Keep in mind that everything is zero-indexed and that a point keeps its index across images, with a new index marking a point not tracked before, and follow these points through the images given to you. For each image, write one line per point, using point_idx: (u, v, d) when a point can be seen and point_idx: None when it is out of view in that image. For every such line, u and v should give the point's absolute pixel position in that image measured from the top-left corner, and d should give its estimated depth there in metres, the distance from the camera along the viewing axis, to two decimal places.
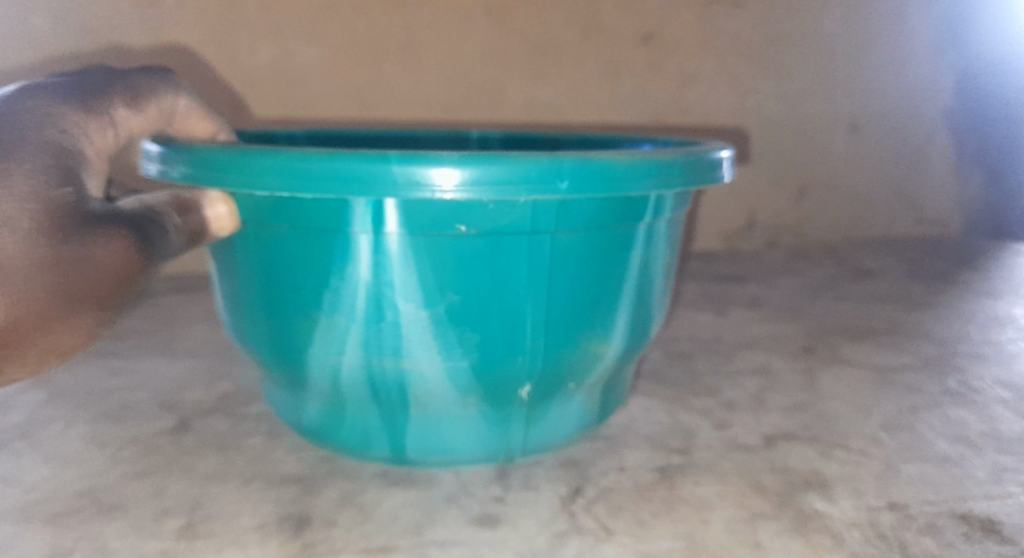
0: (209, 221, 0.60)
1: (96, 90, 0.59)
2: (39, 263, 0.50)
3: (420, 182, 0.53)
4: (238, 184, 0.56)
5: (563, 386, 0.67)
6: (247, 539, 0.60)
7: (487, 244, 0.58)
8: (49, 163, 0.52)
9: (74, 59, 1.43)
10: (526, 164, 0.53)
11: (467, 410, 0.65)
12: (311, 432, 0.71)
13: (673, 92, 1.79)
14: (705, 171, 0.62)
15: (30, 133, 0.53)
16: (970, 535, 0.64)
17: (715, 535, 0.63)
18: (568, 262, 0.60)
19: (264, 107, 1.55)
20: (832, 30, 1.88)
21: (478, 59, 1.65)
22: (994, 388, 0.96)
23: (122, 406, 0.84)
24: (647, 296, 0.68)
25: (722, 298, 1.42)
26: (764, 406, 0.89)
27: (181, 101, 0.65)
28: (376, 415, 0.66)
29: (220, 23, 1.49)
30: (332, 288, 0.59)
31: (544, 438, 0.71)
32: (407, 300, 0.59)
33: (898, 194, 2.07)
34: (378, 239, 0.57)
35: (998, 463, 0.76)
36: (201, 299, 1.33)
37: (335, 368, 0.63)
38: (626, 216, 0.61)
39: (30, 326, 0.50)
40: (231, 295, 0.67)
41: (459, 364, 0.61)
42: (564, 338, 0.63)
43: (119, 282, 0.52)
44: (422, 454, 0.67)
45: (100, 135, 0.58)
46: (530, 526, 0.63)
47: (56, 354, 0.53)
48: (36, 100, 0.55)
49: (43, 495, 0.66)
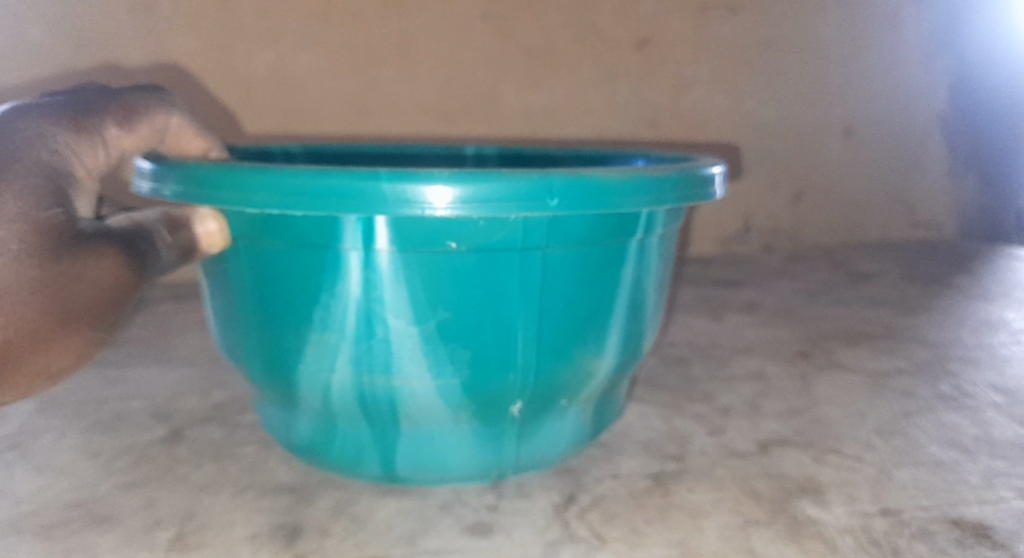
0: (199, 238, 0.60)
1: (88, 109, 0.59)
2: (30, 284, 0.50)
3: (411, 199, 0.53)
4: (230, 202, 0.56)
5: (555, 401, 0.67)
6: (240, 549, 0.60)
7: (477, 261, 0.58)
8: (40, 184, 0.52)
9: (70, 68, 1.43)
10: (516, 181, 0.53)
11: (459, 427, 0.65)
12: (303, 449, 0.70)
13: (668, 96, 1.79)
14: (698, 187, 0.62)
15: (20, 154, 0.53)
16: (962, 540, 0.64)
17: (708, 542, 0.63)
18: (560, 278, 0.60)
19: (260, 114, 1.55)
20: (827, 35, 1.88)
21: (473, 66, 1.65)
22: (989, 392, 0.97)
23: (116, 416, 0.84)
24: (640, 311, 0.68)
25: (718, 303, 1.42)
26: (758, 411, 0.89)
27: (174, 118, 0.64)
28: (367, 431, 0.66)
29: (215, 32, 1.49)
30: (323, 305, 0.59)
31: (538, 455, 0.70)
32: (398, 316, 0.59)
33: (894, 197, 2.07)
34: (369, 256, 0.57)
35: (991, 468, 0.76)
36: (197, 308, 1.33)
37: (326, 384, 0.63)
38: (618, 232, 0.61)
39: (20, 347, 0.51)
40: (223, 311, 0.67)
41: (450, 381, 0.61)
42: (557, 354, 0.63)
43: (112, 300, 0.53)
44: (413, 472, 0.67)
45: (92, 155, 0.58)
46: (523, 534, 0.63)
47: (49, 375, 0.53)
48: (28, 121, 0.55)
49: (35, 507, 0.66)
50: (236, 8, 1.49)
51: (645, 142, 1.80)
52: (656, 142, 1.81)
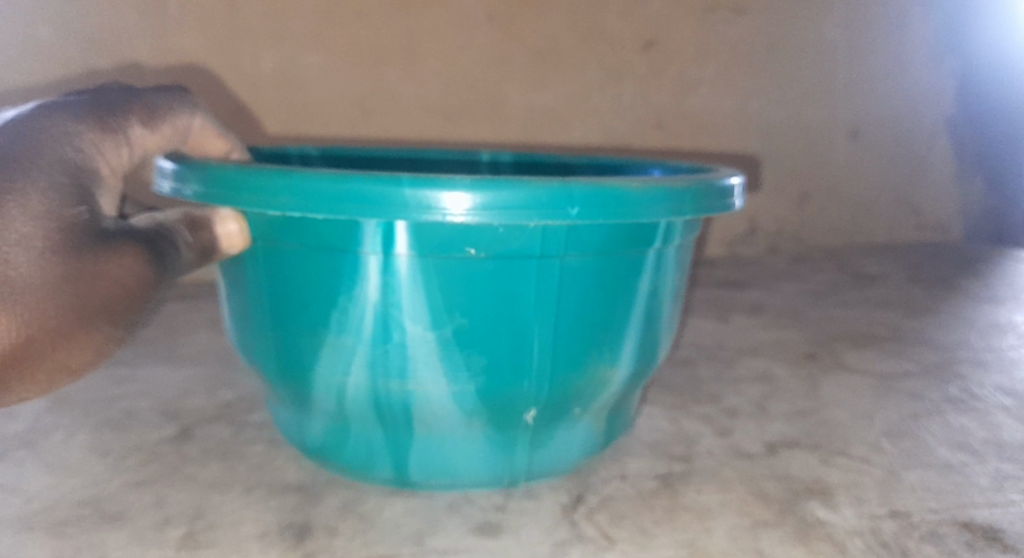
0: (220, 238, 0.60)
1: (113, 107, 0.58)
2: (52, 279, 0.49)
3: (430, 205, 0.53)
4: (250, 204, 0.56)
5: (568, 410, 0.66)
6: (248, 548, 0.60)
7: (495, 267, 0.57)
8: (64, 182, 0.52)
9: (76, 67, 1.43)
10: (536, 190, 0.53)
11: (472, 434, 0.64)
12: (314, 452, 0.70)
13: (674, 97, 1.79)
14: (717, 199, 0.62)
15: (45, 151, 0.52)
16: (972, 544, 0.63)
17: (716, 543, 0.63)
18: (576, 286, 0.60)
19: (267, 115, 1.55)
20: (833, 35, 1.88)
21: (479, 67, 1.65)
22: (996, 395, 0.96)
23: (124, 414, 0.84)
24: (655, 321, 0.68)
25: (724, 304, 1.42)
26: (765, 413, 0.89)
27: (196, 120, 0.64)
28: (380, 436, 0.65)
29: (222, 31, 1.49)
30: (340, 308, 0.59)
31: (549, 463, 0.69)
32: (415, 322, 0.59)
33: (898, 199, 2.07)
34: (388, 260, 0.57)
35: (1000, 471, 0.76)
36: (203, 307, 1.33)
37: (341, 388, 0.63)
38: (636, 242, 0.61)
39: (38, 343, 0.49)
40: (239, 311, 0.67)
41: (465, 387, 0.61)
42: (571, 362, 0.63)
43: (131, 297, 0.51)
44: (424, 477, 0.66)
45: (115, 152, 0.57)
46: (531, 534, 0.63)
47: (67, 373, 0.51)
48: (53, 118, 0.55)
49: (44, 505, 0.66)
50: (242, 7, 1.49)
51: (650, 143, 1.80)
52: (660, 144, 1.81)
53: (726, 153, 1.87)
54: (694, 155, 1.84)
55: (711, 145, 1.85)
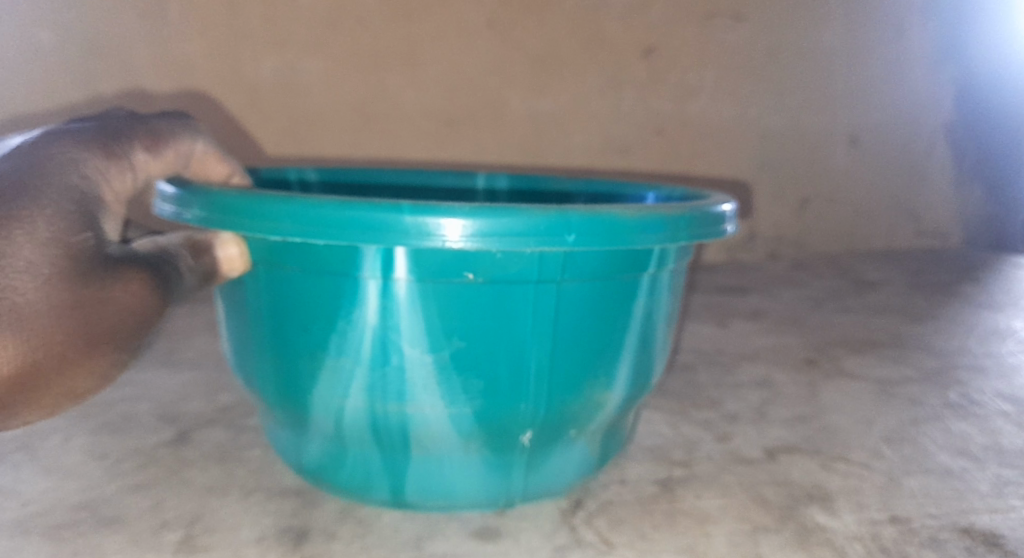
0: (221, 262, 0.60)
1: (117, 134, 0.58)
2: (58, 306, 0.48)
3: (430, 232, 0.52)
4: (252, 230, 0.55)
5: (565, 433, 0.65)
6: (247, 550, 0.60)
7: (493, 292, 0.57)
8: (71, 210, 0.51)
9: (79, 73, 1.47)
10: (534, 217, 0.53)
11: (470, 456, 0.63)
12: (310, 473, 0.68)
13: (673, 103, 1.80)
14: (710, 225, 0.62)
15: (51, 179, 0.52)
16: (973, 549, 0.63)
17: (717, 547, 0.62)
18: (573, 310, 0.60)
19: (266, 121, 1.57)
20: (833, 44, 1.88)
21: (479, 73, 1.66)
22: (996, 401, 0.96)
23: (123, 417, 0.84)
24: (650, 343, 0.68)
25: (724, 310, 1.43)
26: (766, 418, 0.89)
27: (198, 145, 0.64)
28: (378, 458, 0.64)
29: (223, 36, 1.51)
30: (339, 331, 0.59)
31: (547, 485, 0.68)
32: (413, 344, 0.58)
33: (897, 206, 2.07)
34: (387, 285, 0.57)
35: (1001, 476, 0.76)
36: (205, 312, 1.33)
37: (339, 409, 0.62)
38: (632, 267, 0.61)
39: (45, 370, 0.48)
40: (238, 331, 0.67)
41: (463, 409, 0.61)
42: (567, 385, 0.62)
43: (137, 323, 0.50)
44: (421, 498, 0.65)
45: (120, 179, 0.57)
46: (530, 539, 0.63)
47: (72, 398, 0.50)
48: (59, 144, 0.54)
49: (42, 508, 0.66)
50: (242, 12, 1.51)
51: (649, 149, 1.81)
52: (658, 150, 1.81)
53: (725, 160, 1.87)
54: (691, 162, 1.84)
55: (710, 152, 1.85)
